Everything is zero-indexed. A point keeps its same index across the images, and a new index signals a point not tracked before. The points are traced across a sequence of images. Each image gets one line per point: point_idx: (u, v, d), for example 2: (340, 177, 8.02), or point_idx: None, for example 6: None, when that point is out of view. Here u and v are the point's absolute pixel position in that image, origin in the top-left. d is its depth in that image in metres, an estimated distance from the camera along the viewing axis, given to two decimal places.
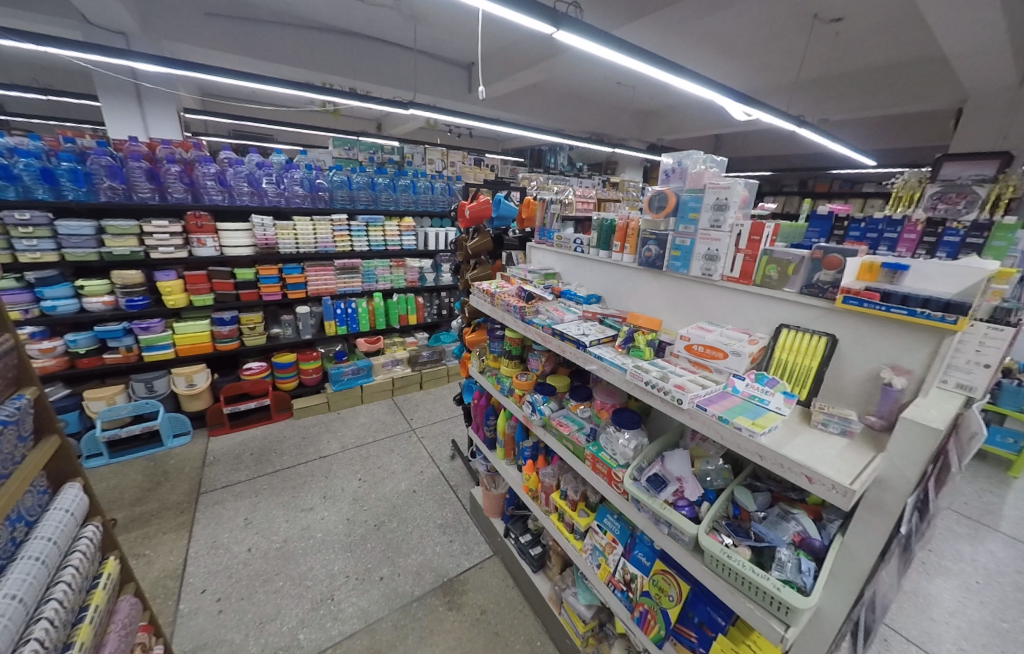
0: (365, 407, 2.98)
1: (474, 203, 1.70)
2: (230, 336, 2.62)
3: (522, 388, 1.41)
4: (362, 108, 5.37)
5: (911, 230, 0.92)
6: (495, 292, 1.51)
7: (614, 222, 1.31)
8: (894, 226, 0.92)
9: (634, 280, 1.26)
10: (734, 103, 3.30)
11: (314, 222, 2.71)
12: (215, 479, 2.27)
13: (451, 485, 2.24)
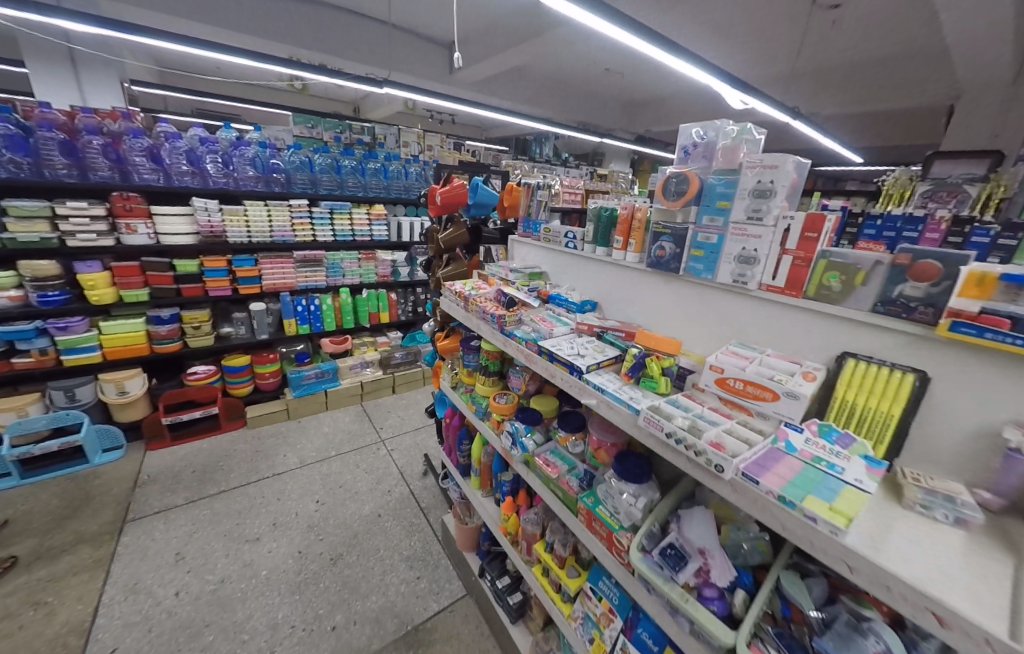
0: (330, 415, 2.68)
1: (447, 187, 1.44)
2: (170, 337, 2.26)
3: (501, 413, 1.16)
4: (335, 89, 4.95)
5: (937, 229, 0.72)
6: (470, 296, 1.25)
7: (614, 211, 1.07)
8: (918, 221, 0.73)
9: (641, 284, 1.03)
10: (733, 91, 3.09)
11: (269, 208, 2.37)
12: (145, 502, 1.93)
13: (422, 508, 1.99)
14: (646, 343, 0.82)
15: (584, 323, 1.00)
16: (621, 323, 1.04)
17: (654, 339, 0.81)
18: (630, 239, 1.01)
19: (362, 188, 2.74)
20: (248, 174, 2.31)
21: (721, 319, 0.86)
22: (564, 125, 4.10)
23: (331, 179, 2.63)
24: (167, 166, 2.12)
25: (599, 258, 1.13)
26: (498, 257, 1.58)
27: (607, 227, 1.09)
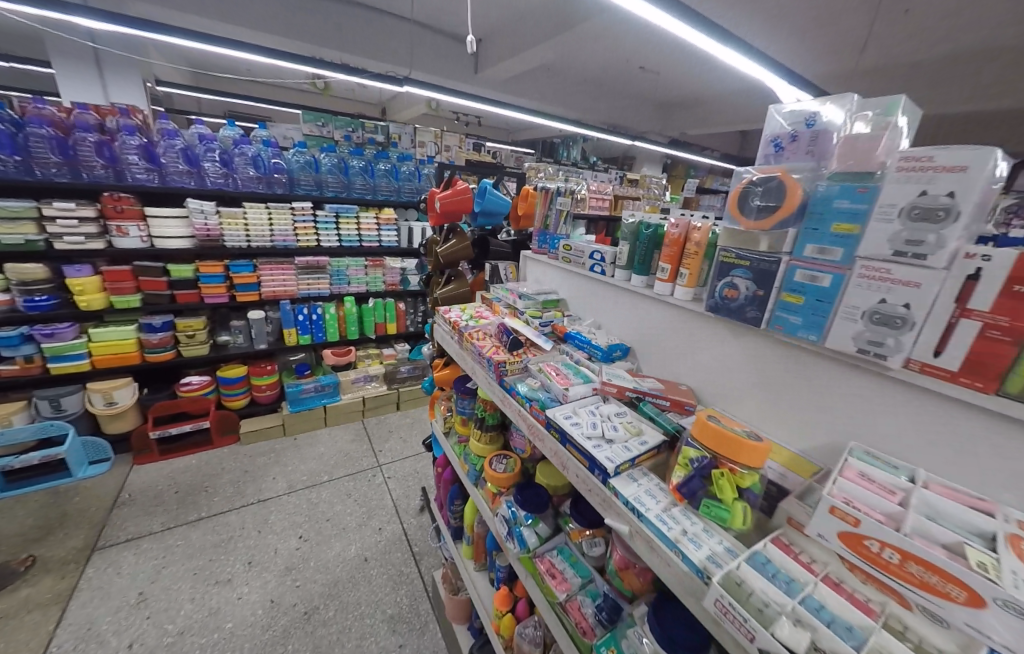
0: (327, 432, 2.49)
1: (449, 193, 1.16)
2: (162, 345, 2.11)
3: (497, 483, 0.91)
4: (356, 89, 4.79)
5: None
6: (466, 329, 1.00)
7: (658, 229, 0.79)
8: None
9: (697, 331, 0.74)
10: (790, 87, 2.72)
11: (270, 210, 2.20)
12: (119, 527, 1.75)
13: (414, 553, 1.75)
14: (699, 433, 0.53)
15: (614, 384, 0.72)
16: (665, 385, 0.76)
17: (715, 428, 0.51)
18: (682, 268, 0.74)
19: (373, 192, 2.54)
20: (249, 174, 2.16)
21: (833, 400, 0.57)
22: (593, 127, 3.79)
23: (338, 181, 2.44)
24: (162, 165, 1.96)
25: (639, 291, 0.85)
26: (506, 277, 1.32)
27: (649, 249, 0.81)
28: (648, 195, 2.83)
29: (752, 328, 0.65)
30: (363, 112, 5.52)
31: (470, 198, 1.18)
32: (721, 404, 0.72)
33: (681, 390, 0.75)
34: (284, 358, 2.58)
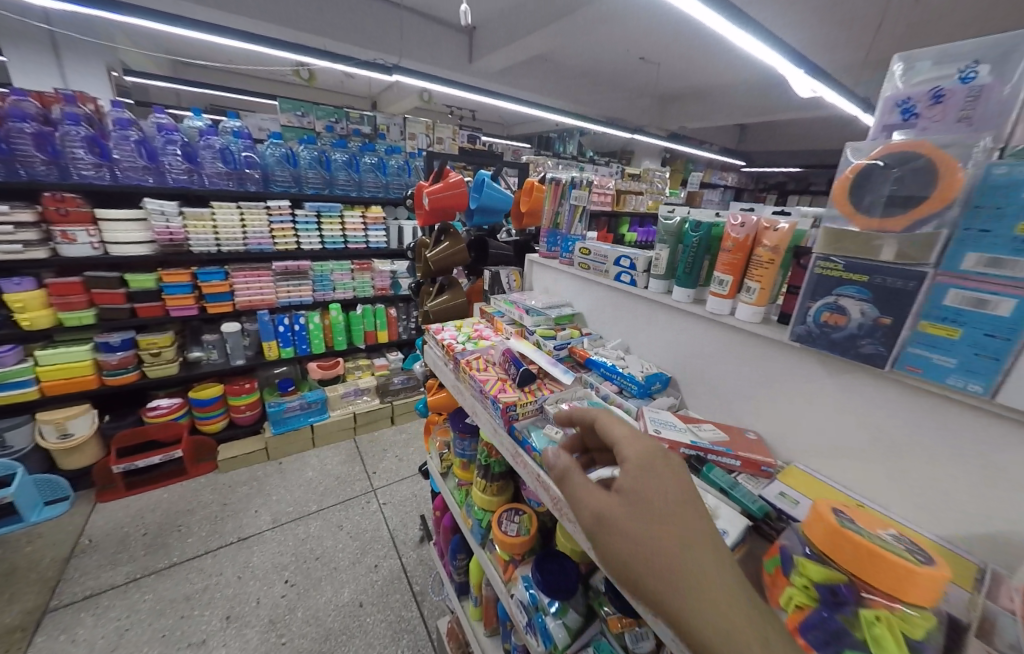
0: (316, 454, 2.31)
1: (439, 186, 0.98)
2: (123, 366, 1.90)
3: (510, 549, 0.74)
4: (340, 84, 4.48)
5: None
6: (463, 357, 0.82)
7: (708, 228, 0.61)
8: None
9: (779, 365, 0.56)
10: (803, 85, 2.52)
11: (241, 209, 1.99)
12: (77, 581, 1.55)
13: (414, 592, 1.58)
14: (818, 539, 0.37)
15: (665, 439, 0.55)
16: (729, 434, 0.58)
17: (835, 529, 0.36)
18: (749, 281, 0.56)
19: (358, 188, 2.31)
20: (216, 169, 1.94)
21: (1015, 482, 0.39)
22: (591, 120, 3.57)
23: (319, 176, 2.20)
24: (114, 159, 1.75)
25: (686, 309, 0.66)
26: (509, 285, 1.15)
27: (698, 255, 0.63)
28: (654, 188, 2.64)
29: (868, 367, 0.47)
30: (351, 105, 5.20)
31: (465, 192, 1.00)
32: (811, 462, 0.54)
33: (754, 443, 0.57)
34: (265, 373, 2.43)
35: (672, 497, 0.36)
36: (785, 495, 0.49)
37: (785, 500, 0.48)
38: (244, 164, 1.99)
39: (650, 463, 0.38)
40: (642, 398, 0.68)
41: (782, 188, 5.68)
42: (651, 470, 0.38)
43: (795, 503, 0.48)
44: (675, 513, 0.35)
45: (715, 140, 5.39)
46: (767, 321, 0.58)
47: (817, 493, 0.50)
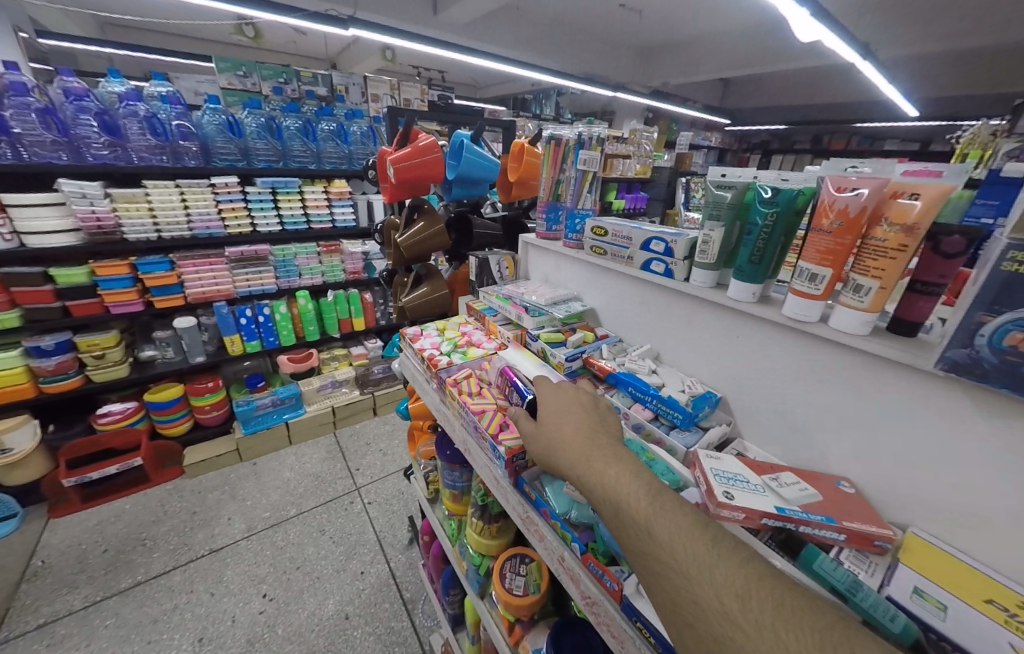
0: (295, 450, 1.99)
1: (405, 152, 0.76)
2: (63, 373, 1.59)
3: (520, 613, 0.58)
4: (286, 40, 3.84)
5: None
6: (448, 376, 0.64)
7: (789, 199, 0.44)
8: None
9: (904, 397, 0.40)
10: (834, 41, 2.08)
11: (182, 189, 1.65)
12: (30, 607, 1.25)
13: (406, 602, 1.29)
14: None
15: (741, 509, 0.39)
16: (819, 489, 0.43)
17: None
18: (859, 277, 0.39)
19: (317, 160, 1.98)
20: (142, 139, 1.57)
21: None
22: (576, 78, 3.19)
23: (271, 148, 1.86)
24: (14, 132, 1.36)
25: (751, 311, 0.51)
26: (501, 274, 0.94)
27: (772, 237, 0.45)
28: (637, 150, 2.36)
29: None
30: (303, 65, 4.52)
31: (440, 158, 0.79)
32: (938, 531, 0.39)
33: (858, 502, 0.42)
34: (231, 370, 2.14)
35: (580, 427, 0.42)
36: (923, 594, 0.34)
37: (925, 604, 0.33)
38: (177, 135, 1.63)
39: (564, 410, 0.45)
40: (687, 430, 0.53)
41: (764, 147, 5.31)
42: (568, 413, 0.44)
43: (943, 610, 0.33)
44: (586, 436, 0.40)
45: (700, 97, 4.97)
46: (874, 333, 0.42)
47: (963, 587, 0.34)
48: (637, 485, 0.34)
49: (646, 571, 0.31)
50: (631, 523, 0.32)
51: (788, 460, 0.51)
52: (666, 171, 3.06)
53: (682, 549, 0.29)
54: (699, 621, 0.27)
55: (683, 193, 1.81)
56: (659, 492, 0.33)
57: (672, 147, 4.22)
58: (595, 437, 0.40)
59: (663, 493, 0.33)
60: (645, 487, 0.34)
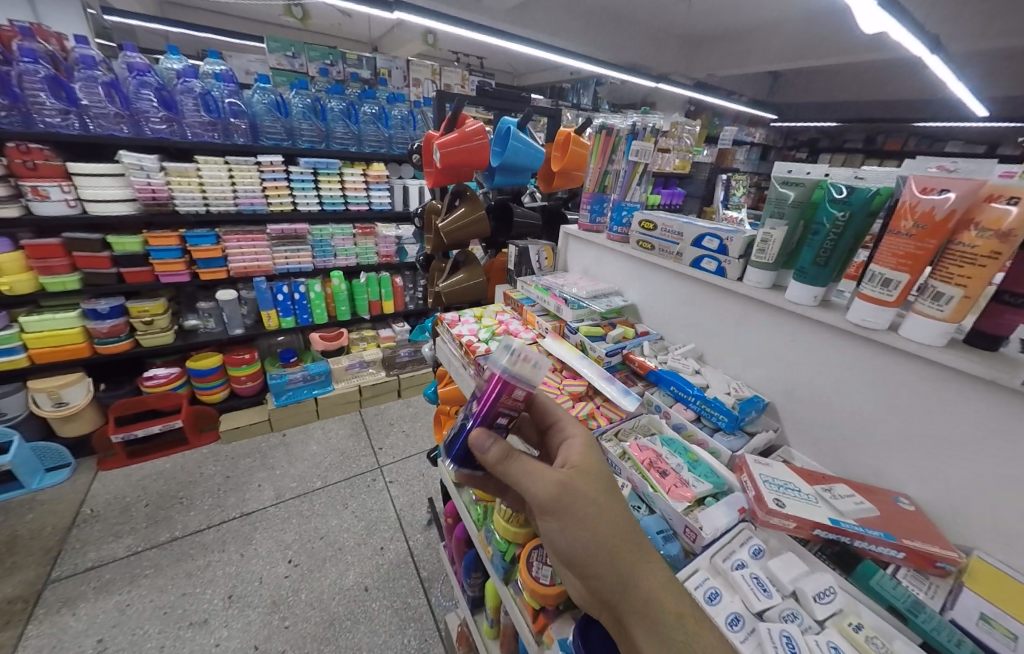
0: (322, 426, 2.06)
1: (452, 137, 0.76)
2: (115, 334, 1.68)
3: (543, 600, 0.57)
4: (330, 20, 3.85)
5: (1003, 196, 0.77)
6: (486, 363, 0.64)
7: (865, 197, 0.41)
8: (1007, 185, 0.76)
9: (981, 416, 0.38)
10: (907, 33, 1.93)
11: (230, 166, 1.70)
12: (78, 552, 1.34)
13: (422, 580, 1.33)
14: None
15: (793, 518, 0.38)
16: (875, 504, 0.41)
17: None
18: (939, 284, 0.36)
19: (357, 143, 2.00)
20: (196, 115, 1.63)
21: None
22: (620, 68, 3.08)
23: (315, 129, 1.89)
24: (82, 104, 1.43)
25: (811, 316, 0.49)
26: (539, 265, 0.94)
27: (841, 239, 0.43)
28: (676, 145, 2.25)
29: None
30: (346, 47, 4.54)
31: (486, 144, 0.79)
32: (1009, 559, 0.37)
33: (919, 521, 0.40)
34: (266, 344, 2.20)
35: (571, 525, 0.35)
36: (990, 621, 0.32)
37: (995, 632, 0.32)
38: (228, 113, 1.68)
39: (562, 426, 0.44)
40: (732, 434, 0.52)
41: (811, 145, 4.95)
42: (551, 491, 0.36)
43: (1013, 639, 0.31)
44: (565, 537, 0.35)
45: (749, 91, 4.71)
46: (952, 345, 0.40)
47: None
48: (636, 610, 0.32)
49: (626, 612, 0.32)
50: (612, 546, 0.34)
51: (840, 472, 0.49)
52: (706, 167, 2.92)
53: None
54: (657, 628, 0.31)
55: (723, 190, 1.73)
56: (656, 626, 0.31)
57: (713, 142, 4.00)
58: (591, 541, 0.34)
59: (665, 621, 0.31)
60: (643, 615, 0.31)
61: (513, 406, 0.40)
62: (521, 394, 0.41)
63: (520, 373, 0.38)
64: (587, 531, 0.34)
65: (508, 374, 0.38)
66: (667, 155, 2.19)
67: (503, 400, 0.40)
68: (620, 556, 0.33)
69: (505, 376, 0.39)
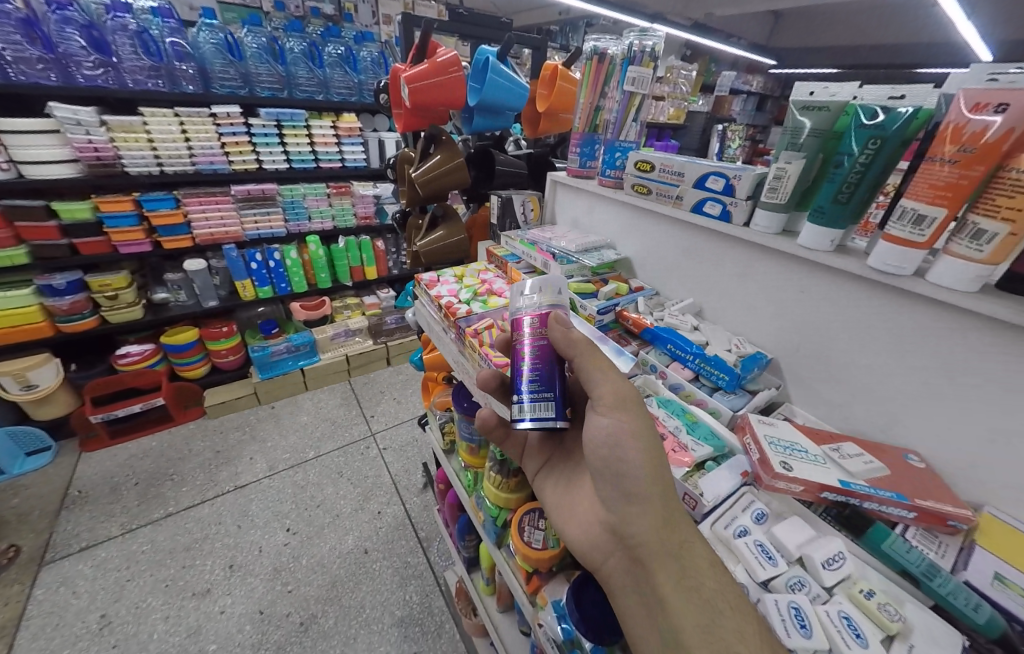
0: (311, 396, 2.03)
1: (421, 69, 0.66)
2: (78, 311, 1.58)
3: (536, 562, 0.56)
4: None
5: None
6: (467, 325, 0.59)
7: (904, 119, 0.35)
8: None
9: (1008, 364, 0.35)
10: None
11: (181, 118, 1.53)
12: (70, 533, 1.33)
13: (420, 540, 1.35)
14: None
15: (800, 481, 0.37)
16: (885, 462, 0.40)
17: None
18: (981, 220, 0.32)
19: (324, 90, 1.77)
20: (136, 58, 1.41)
21: None
22: (614, 4, 2.80)
23: (275, 74, 1.67)
24: None
25: (825, 262, 0.44)
26: (525, 217, 0.87)
27: (867, 172, 0.38)
28: (670, 92, 2.07)
29: None
30: None
31: (462, 78, 0.69)
32: (1019, 512, 0.36)
33: (929, 478, 0.39)
34: (246, 316, 2.11)
35: (631, 448, 0.37)
36: (1005, 581, 0.32)
37: (1010, 592, 0.31)
38: (172, 55, 1.46)
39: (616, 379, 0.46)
40: (732, 393, 0.50)
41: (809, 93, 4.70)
42: (620, 401, 0.38)
43: None
44: (620, 455, 0.37)
45: (748, 33, 4.38)
46: (985, 291, 0.36)
47: None
48: (670, 553, 0.34)
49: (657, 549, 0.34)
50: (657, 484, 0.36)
51: (845, 429, 0.47)
52: (701, 116, 2.74)
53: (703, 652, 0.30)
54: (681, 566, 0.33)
55: (718, 142, 1.63)
56: (688, 573, 0.33)
57: (709, 91, 3.76)
58: (645, 470, 0.36)
59: (698, 574, 0.33)
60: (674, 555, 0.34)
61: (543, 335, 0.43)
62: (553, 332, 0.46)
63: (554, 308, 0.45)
64: (645, 463, 0.36)
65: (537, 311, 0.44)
66: (661, 103, 2.04)
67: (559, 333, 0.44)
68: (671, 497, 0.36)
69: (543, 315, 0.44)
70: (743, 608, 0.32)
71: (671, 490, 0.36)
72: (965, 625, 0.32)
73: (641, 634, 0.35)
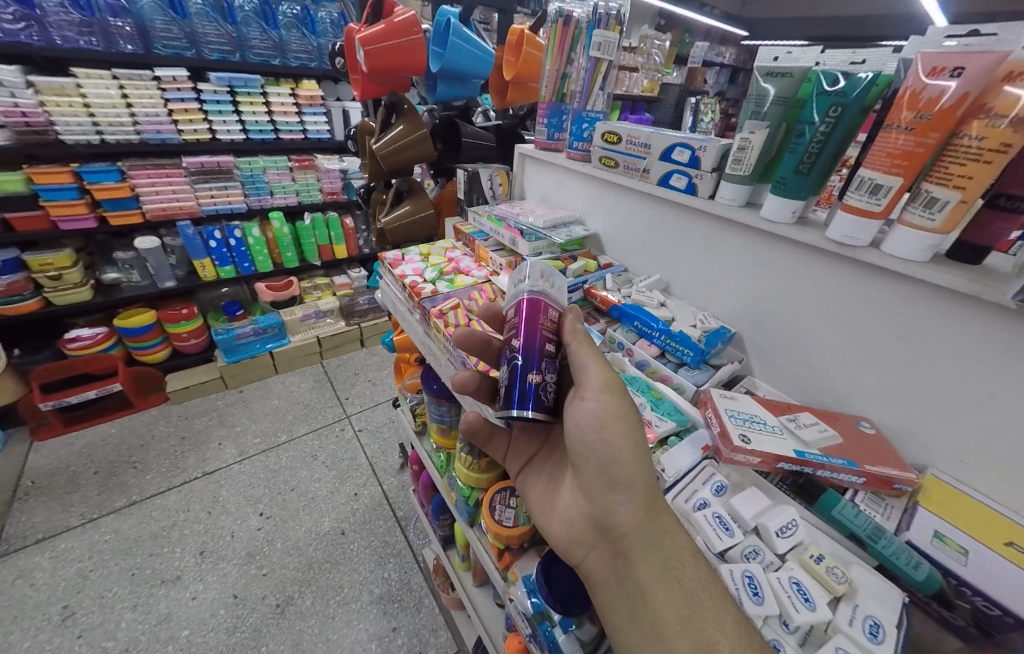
0: (282, 380, 1.96)
1: (379, 28, 0.60)
2: (17, 292, 1.45)
3: (507, 539, 0.57)
4: None
5: None
6: (432, 306, 0.57)
7: (871, 83, 0.34)
8: None
9: (955, 330, 0.36)
10: None
11: (118, 81, 1.38)
12: (25, 525, 1.26)
13: (398, 520, 1.35)
14: None
15: (757, 453, 0.37)
16: (838, 430, 0.41)
17: None
18: (934, 188, 0.31)
19: (281, 54, 1.62)
20: (62, 11, 1.24)
21: None
22: None
23: (223, 34, 1.50)
24: None
25: (786, 235, 0.44)
26: (493, 192, 0.84)
27: (829, 140, 0.37)
28: (644, 62, 1.99)
29: None
30: None
31: (424, 41, 0.64)
32: (958, 472, 0.38)
33: (878, 444, 0.40)
34: (207, 297, 2.00)
35: (615, 439, 0.36)
36: (943, 539, 0.34)
37: (947, 549, 0.33)
38: (105, 10, 1.29)
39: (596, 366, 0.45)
40: (696, 368, 0.50)
41: None
42: (607, 385, 0.38)
43: (963, 554, 0.33)
44: (604, 446, 0.36)
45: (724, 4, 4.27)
46: (938, 259, 0.36)
47: (981, 530, 0.34)
48: (651, 543, 0.34)
49: (641, 544, 0.34)
50: (637, 478, 0.36)
51: (804, 399, 0.49)
52: (675, 89, 2.69)
53: (683, 640, 0.30)
54: (662, 559, 0.34)
55: (691, 116, 1.61)
56: (668, 565, 0.33)
57: (682, 63, 3.68)
58: (631, 461, 0.35)
59: (678, 565, 0.34)
60: (653, 547, 0.34)
61: (553, 329, 0.40)
62: (552, 315, 0.41)
63: (553, 295, 0.42)
64: (630, 454, 0.36)
65: (537, 293, 0.40)
66: (635, 75, 1.98)
67: (546, 322, 0.39)
68: (652, 490, 0.36)
69: (534, 298, 0.40)
70: (718, 595, 0.32)
71: (653, 483, 0.37)
72: (906, 582, 0.33)
73: (620, 628, 0.35)
